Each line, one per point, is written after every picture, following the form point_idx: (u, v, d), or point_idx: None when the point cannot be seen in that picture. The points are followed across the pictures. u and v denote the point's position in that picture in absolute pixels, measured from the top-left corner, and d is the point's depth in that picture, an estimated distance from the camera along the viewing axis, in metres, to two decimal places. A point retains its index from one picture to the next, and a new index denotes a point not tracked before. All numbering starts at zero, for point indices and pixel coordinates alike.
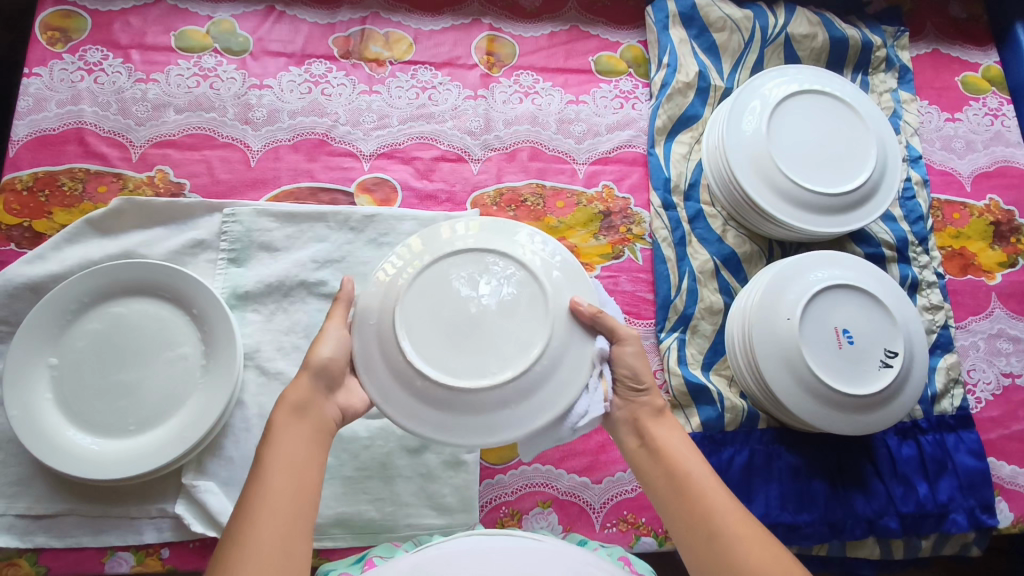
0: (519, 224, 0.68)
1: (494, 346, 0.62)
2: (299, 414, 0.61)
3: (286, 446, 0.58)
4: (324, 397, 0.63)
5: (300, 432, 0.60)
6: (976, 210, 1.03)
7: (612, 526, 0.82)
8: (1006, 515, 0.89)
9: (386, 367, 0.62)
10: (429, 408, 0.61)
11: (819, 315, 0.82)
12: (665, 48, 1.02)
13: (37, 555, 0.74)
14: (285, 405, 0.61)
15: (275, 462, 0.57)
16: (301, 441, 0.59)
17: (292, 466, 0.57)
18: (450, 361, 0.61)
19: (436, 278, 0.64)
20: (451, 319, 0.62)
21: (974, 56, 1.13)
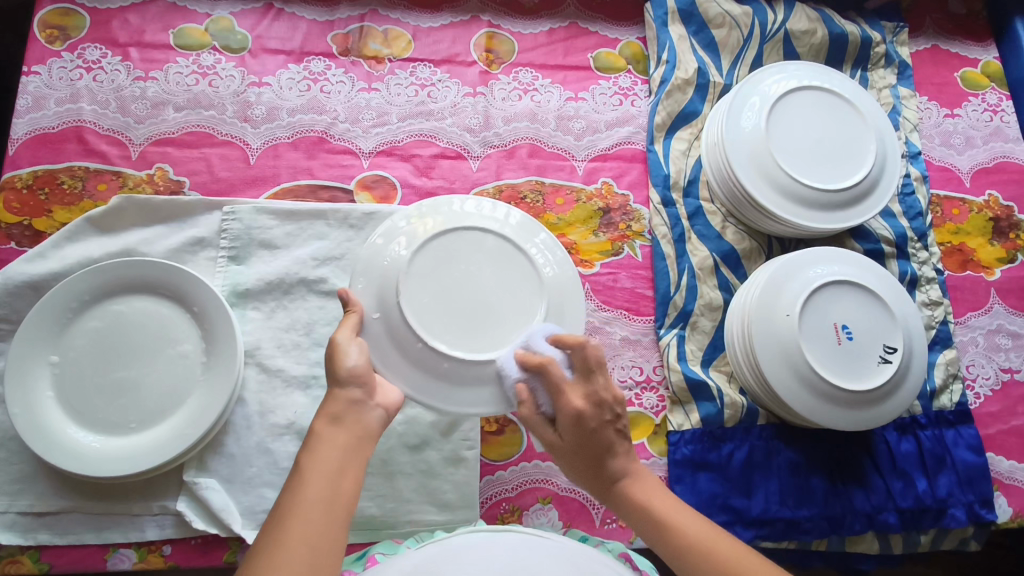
0: (487, 200, 0.72)
1: (499, 320, 0.66)
2: (338, 423, 0.57)
3: (321, 457, 0.55)
4: (362, 404, 0.59)
5: (340, 445, 0.56)
6: (976, 206, 1.03)
7: (612, 522, 0.83)
8: (1005, 510, 0.89)
9: (404, 356, 0.64)
10: (456, 387, 0.65)
11: (818, 312, 0.83)
12: (664, 44, 1.01)
13: (39, 552, 0.75)
14: (322, 415, 0.58)
15: (310, 473, 0.53)
16: (337, 452, 0.55)
17: (324, 478, 0.53)
18: (465, 339, 0.65)
19: (429, 265, 0.67)
20: (455, 300, 0.66)
21: (974, 52, 1.13)
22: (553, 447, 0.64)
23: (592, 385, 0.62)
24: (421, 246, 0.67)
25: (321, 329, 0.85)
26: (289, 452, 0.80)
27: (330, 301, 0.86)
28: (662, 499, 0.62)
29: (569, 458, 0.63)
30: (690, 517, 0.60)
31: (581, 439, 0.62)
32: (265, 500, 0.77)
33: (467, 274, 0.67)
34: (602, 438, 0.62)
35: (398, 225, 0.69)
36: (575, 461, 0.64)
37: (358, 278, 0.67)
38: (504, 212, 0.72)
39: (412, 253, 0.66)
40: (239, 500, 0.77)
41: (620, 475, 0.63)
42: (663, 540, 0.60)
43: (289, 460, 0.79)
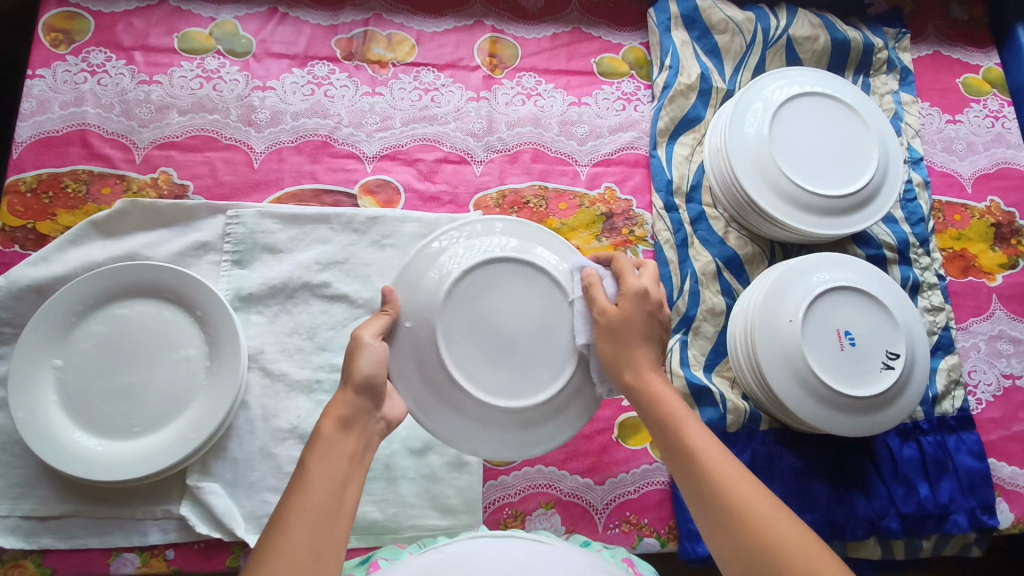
0: (545, 231, 0.71)
1: (528, 360, 0.65)
2: (345, 429, 0.58)
3: (325, 461, 0.55)
4: (369, 413, 0.60)
5: (346, 450, 0.57)
6: (978, 212, 1.04)
7: (615, 527, 0.83)
8: (1007, 516, 0.89)
9: (422, 377, 0.65)
10: (466, 423, 0.66)
11: (822, 317, 0.83)
12: (667, 50, 1.02)
13: (42, 557, 0.75)
14: (327, 418, 0.58)
15: (314, 475, 0.54)
16: (342, 458, 0.56)
17: (331, 483, 0.54)
18: (489, 375, 0.65)
19: (468, 291, 0.65)
20: (487, 334, 0.65)
21: (976, 58, 1.14)
22: (608, 327, 0.63)
23: (657, 286, 0.67)
24: (464, 269, 0.65)
25: (325, 333, 0.85)
26: (292, 457, 0.80)
27: (333, 305, 0.86)
28: (680, 409, 0.62)
29: (619, 337, 0.63)
30: (703, 434, 0.60)
31: (639, 320, 0.64)
32: (268, 504, 0.77)
33: (503, 306, 0.65)
34: (650, 327, 0.64)
35: (448, 238, 0.68)
36: (619, 339, 0.63)
37: (404, 283, 0.66)
38: (551, 249, 0.69)
39: (459, 274, 0.65)
40: (242, 504, 0.77)
41: (648, 372, 0.64)
42: (674, 449, 0.61)
43: (292, 464, 0.79)
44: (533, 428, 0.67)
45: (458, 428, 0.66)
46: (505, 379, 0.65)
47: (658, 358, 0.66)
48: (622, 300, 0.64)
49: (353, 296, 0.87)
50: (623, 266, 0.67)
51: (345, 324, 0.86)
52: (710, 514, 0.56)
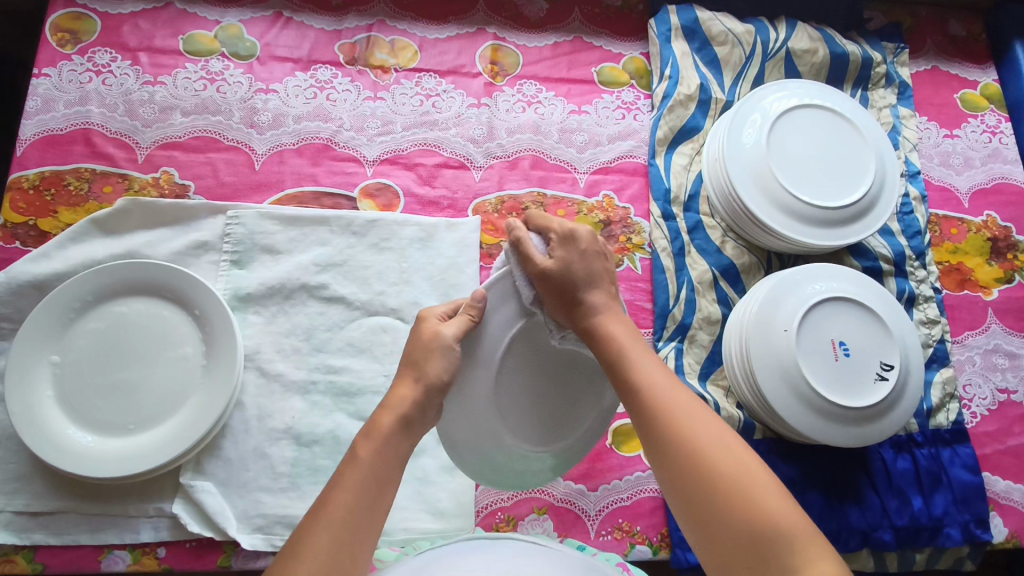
0: None
1: (561, 419, 0.70)
2: (403, 431, 0.58)
3: (378, 455, 0.55)
4: (428, 417, 0.60)
5: (395, 454, 0.56)
6: (974, 226, 1.04)
7: (608, 533, 0.82)
8: (1001, 530, 0.89)
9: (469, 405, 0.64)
10: (473, 445, 0.66)
11: (815, 327, 0.83)
12: (667, 60, 1.03)
13: (34, 553, 0.74)
14: (389, 411, 0.58)
15: (364, 469, 0.54)
16: (392, 456, 0.56)
17: (376, 482, 0.54)
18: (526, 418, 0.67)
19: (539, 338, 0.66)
20: (539, 390, 0.68)
21: (974, 74, 1.14)
22: (548, 278, 0.62)
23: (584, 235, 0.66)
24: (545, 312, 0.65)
25: (321, 334, 0.85)
26: (286, 457, 0.80)
27: (330, 307, 0.86)
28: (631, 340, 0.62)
29: (563, 284, 0.63)
30: (650, 361, 0.61)
31: (578, 267, 0.64)
32: (261, 505, 0.77)
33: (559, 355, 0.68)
34: (591, 268, 0.65)
35: None
36: (566, 292, 0.63)
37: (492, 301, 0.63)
38: None
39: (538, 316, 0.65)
40: (235, 504, 0.77)
41: (605, 316, 0.64)
42: (620, 374, 0.61)
43: (286, 465, 0.79)
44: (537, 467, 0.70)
45: (461, 441, 0.65)
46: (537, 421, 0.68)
47: (608, 295, 0.66)
48: (555, 251, 0.64)
49: (350, 298, 0.87)
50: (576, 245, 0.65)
51: (342, 326, 0.86)
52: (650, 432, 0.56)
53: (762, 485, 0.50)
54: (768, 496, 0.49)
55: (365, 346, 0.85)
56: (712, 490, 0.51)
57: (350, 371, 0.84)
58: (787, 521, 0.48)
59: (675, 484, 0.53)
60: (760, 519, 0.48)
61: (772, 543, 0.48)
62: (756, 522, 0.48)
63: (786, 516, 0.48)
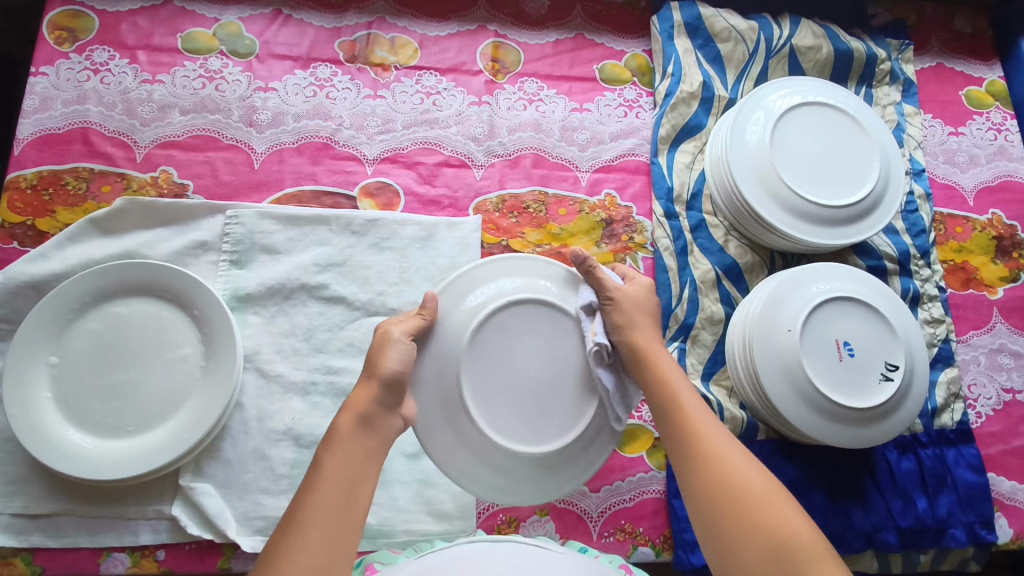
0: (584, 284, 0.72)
1: (546, 414, 0.67)
2: (364, 428, 0.59)
3: (345, 453, 0.57)
4: (388, 410, 0.62)
5: (362, 451, 0.58)
6: (979, 224, 1.03)
7: (610, 535, 0.82)
8: (1006, 531, 0.89)
9: (438, 401, 0.66)
10: (457, 446, 0.66)
11: (820, 327, 0.82)
12: (670, 57, 1.02)
13: (33, 555, 0.74)
14: (347, 412, 0.60)
15: (334, 467, 0.56)
16: (359, 452, 0.58)
17: (347, 478, 0.56)
18: (508, 415, 0.66)
19: (497, 329, 0.67)
20: (515, 385, 0.67)
21: (979, 71, 1.13)
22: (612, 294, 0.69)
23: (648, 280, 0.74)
24: (502, 302, 0.67)
25: (322, 334, 0.85)
26: (286, 459, 0.79)
27: (330, 307, 0.86)
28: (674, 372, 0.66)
29: (623, 304, 0.69)
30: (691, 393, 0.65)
31: (638, 297, 0.70)
32: (261, 506, 0.77)
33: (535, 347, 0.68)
34: (650, 305, 0.71)
35: (492, 267, 0.70)
36: (625, 310, 0.69)
37: (444, 300, 0.68)
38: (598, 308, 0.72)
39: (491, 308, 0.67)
40: (235, 506, 0.77)
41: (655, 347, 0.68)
42: (660, 402, 0.65)
43: (286, 466, 0.79)
44: (534, 473, 0.67)
45: (446, 446, 0.66)
46: (522, 419, 0.67)
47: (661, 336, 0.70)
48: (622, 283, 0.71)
49: (351, 298, 0.86)
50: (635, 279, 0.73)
51: (342, 326, 0.85)
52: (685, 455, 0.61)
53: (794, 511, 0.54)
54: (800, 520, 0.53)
55: (365, 346, 0.85)
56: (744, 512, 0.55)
57: (350, 372, 0.83)
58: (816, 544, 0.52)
59: (703, 503, 0.58)
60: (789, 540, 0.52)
61: (800, 563, 0.51)
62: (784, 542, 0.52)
63: (808, 537, 0.52)
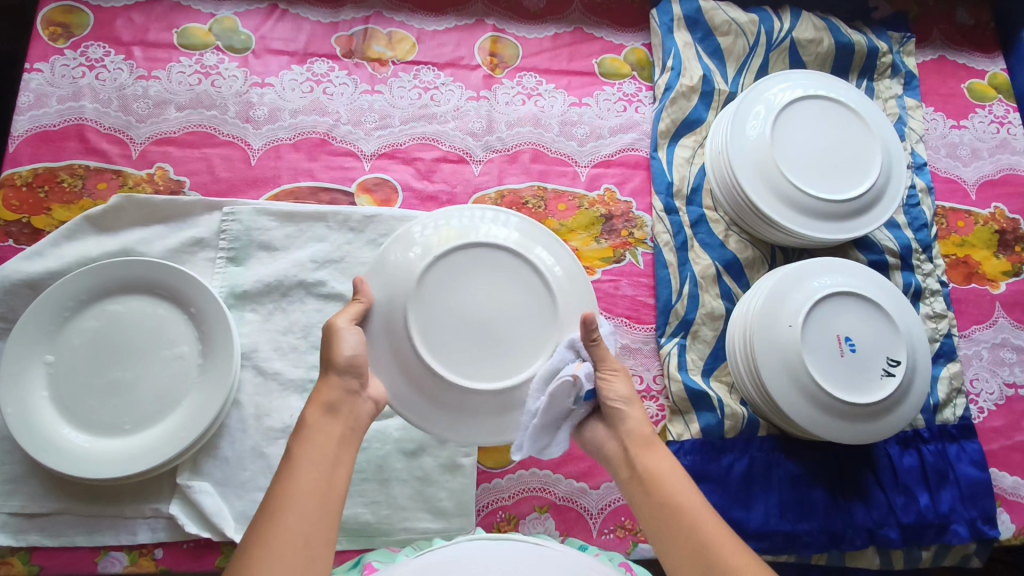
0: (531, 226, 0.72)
1: (504, 356, 0.65)
2: (330, 415, 0.60)
3: (316, 440, 0.57)
4: (355, 395, 0.62)
5: (335, 437, 0.59)
6: (981, 218, 1.02)
7: (610, 532, 0.82)
8: (1008, 527, 0.88)
9: (394, 358, 0.66)
10: (423, 399, 0.66)
11: (822, 322, 0.82)
12: (669, 51, 1.01)
13: (30, 554, 0.74)
14: (314, 403, 0.60)
15: (308, 453, 0.56)
16: (330, 439, 0.58)
17: (321, 463, 0.56)
18: (467, 361, 0.65)
19: (441, 279, 0.66)
20: (469, 330, 0.65)
21: (982, 63, 1.12)
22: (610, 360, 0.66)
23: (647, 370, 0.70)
24: (441, 253, 0.66)
25: (320, 331, 0.84)
26: None
27: (328, 304, 0.85)
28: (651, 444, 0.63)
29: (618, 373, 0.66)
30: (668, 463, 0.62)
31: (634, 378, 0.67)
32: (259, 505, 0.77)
33: (485, 291, 0.66)
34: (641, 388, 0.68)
35: (428, 224, 0.70)
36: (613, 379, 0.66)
37: (383, 265, 0.68)
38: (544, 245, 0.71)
39: (430, 261, 0.66)
40: (233, 504, 0.76)
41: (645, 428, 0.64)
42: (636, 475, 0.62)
43: None
44: (502, 416, 0.66)
45: (411, 399, 0.66)
46: (482, 363, 0.65)
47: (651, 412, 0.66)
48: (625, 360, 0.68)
49: (349, 295, 0.86)
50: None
51: None
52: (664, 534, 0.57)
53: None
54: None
55: None
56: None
57: None
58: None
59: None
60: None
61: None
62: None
63: None
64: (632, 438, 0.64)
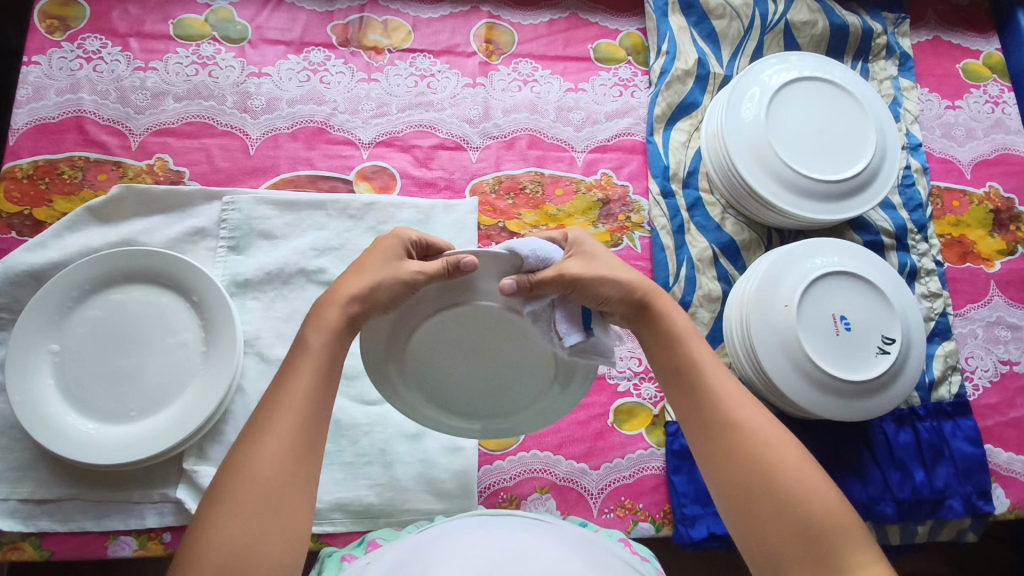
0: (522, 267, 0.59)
1: (505, 386, 0.69)
2: (349, 324, 0.58)
3: (325, 349, 0.57)
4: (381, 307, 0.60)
5: (342, 345, 0.58)
6: (976, 198, 1.03)
7: (610, 511, 0.83)
8: (1003, 501, 0.89)
9: (400, 380, 0.68)
10: (436, 410, 0.71)
11: (816, 301, 0.83)
12: (664, 35, 1.01)
13: (41, 539, 0.75)
14: (332, 304, 0.58)
15: (316, 359, 0.56)
16: (338, 347, 0.57)
17: (325, 374, 0.56)
18: (470, 386, 0.69)
19: (431, 334, 0.63)
20: (468, 367, 0.67)
21: (977, 43, 1.13)
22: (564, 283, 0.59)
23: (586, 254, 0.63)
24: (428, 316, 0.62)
25: None
26: None
27: None
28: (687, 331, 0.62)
29: (579, 285, 0.59)
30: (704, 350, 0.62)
31: (595, 274, 0.60)
32: None
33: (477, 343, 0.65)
34: (603, 269, 0.61)
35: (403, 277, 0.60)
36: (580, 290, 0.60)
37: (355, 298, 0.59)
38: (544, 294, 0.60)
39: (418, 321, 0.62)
40: None
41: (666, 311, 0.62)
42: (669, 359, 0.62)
43: None
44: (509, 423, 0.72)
45: (425, 410, 0.71)
46: (486, 388, 0.69)
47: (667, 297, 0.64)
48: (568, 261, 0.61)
49: None
50: (583, 249, 0.63)
51: None
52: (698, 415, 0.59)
53: (827, 489, 0.53)
54: (828, 491, 0.53)
55: None
56: (772, 485, 0.53)
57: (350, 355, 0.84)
58: (845, 516, 0.52)
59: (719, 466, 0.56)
60: (821, 513, 0.52)
61: (833, 538, 0.51)
62: (818, 515, 0.52)
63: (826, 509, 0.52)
64: (646, 321, 0.62)
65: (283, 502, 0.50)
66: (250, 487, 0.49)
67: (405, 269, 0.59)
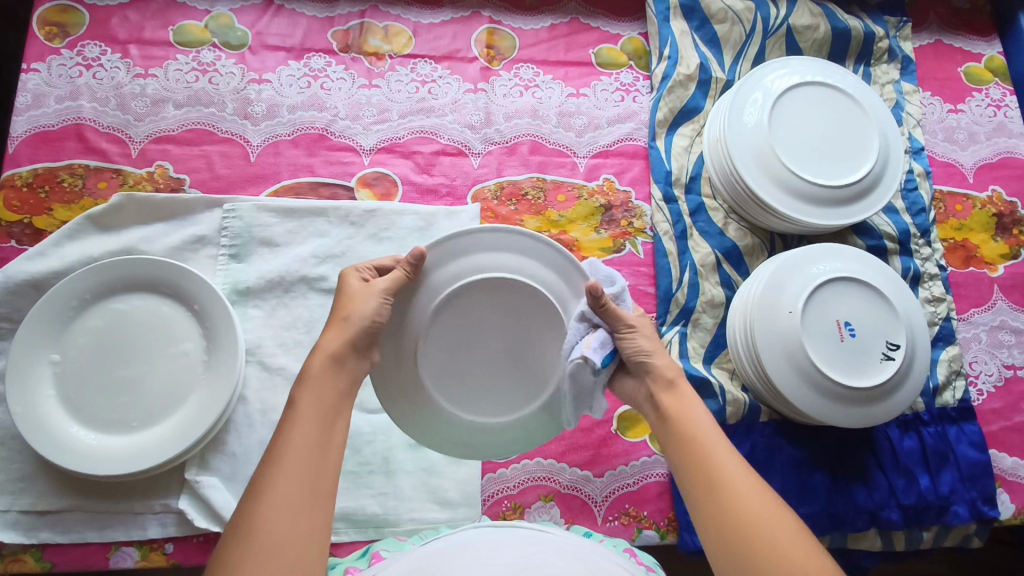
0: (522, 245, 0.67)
1: (510, 389, 0.70)
2: (336, 367, 0.60)
3: (317, 397, 0.58)
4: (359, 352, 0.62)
5: (335, 388, 0.59)
6: (979, 202, 1.03)
7: (615, 519, 0.82)
8: (1008, 507, 0.89)
9: (404, 394, 0.68)
10: (439, 429, 0.70)
11: (821, 307, 0.82)
12: (666, 40, 1.01)
13: (42, 551, 0.75)
14: (318, 353, 0.60)
15: (313, 406, 0.57)
16: (331, 392, 0.59)
17: (326, 416, 0.57)
18: (475, 392, 0.69)
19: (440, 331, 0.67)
20: (473, 369, 0.69)
21: (978, 46, 1.12)
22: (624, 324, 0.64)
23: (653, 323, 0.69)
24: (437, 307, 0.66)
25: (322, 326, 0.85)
26: None
27: (330, 298, 0.86)
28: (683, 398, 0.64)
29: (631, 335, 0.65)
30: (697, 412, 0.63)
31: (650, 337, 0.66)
32: None
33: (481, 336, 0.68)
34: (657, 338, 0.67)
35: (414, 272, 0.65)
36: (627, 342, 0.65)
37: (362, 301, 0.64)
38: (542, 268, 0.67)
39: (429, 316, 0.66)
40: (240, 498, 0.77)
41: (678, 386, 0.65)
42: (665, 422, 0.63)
43: None
44: (517, 436, 0.71)
45: (427, 428, 0.70)
46: (492, 393, 0.69)
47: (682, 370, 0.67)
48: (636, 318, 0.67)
49: None
50: None
51: None
52: (692, 471, 0.59)
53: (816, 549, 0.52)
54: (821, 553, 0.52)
55: None
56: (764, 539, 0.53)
57: None
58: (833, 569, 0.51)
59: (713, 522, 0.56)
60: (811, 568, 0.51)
61: None
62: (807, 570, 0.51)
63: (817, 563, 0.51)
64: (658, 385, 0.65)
65: (292, 553, 0.49)
66: (258, 538, 0.49)
67: (375, 288, 0.64)
